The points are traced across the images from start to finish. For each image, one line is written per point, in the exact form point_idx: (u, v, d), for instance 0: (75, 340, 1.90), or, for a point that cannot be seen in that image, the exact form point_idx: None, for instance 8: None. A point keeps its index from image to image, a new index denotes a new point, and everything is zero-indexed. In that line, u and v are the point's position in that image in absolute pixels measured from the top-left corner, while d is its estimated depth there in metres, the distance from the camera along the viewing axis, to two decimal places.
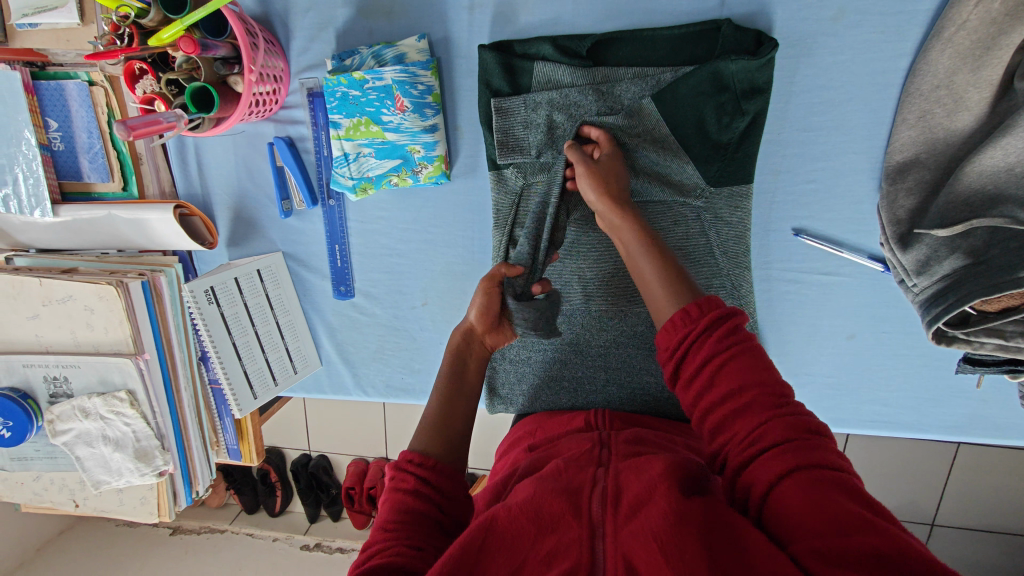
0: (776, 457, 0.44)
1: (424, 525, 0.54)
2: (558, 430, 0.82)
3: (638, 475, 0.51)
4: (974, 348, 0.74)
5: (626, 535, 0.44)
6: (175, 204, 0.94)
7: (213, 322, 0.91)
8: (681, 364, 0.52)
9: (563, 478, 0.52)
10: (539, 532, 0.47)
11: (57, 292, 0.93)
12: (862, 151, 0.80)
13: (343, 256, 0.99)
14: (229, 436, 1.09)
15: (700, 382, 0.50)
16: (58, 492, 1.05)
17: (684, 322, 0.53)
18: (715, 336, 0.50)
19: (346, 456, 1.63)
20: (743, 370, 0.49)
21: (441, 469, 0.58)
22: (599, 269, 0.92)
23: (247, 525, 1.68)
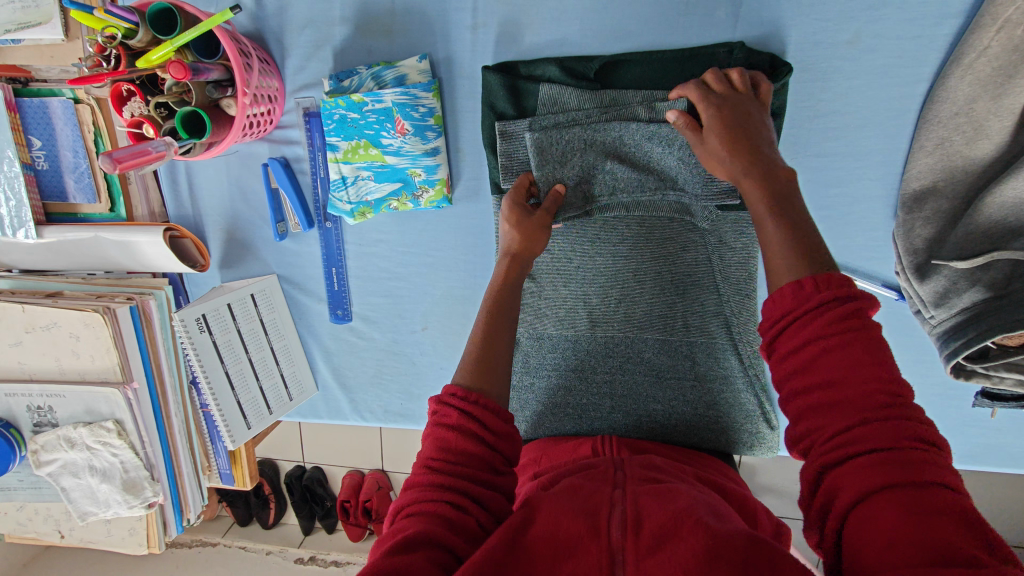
0: (879, 471, 0.37)
1: (471, 465, 0.52)
2: (565, 458, 0.79)
3: (661, 502, 0.47)
4: (993, 382, 0.72)
5: (652, 568, 0.42)
6: (165, 226, 0.90)
7: (205, 352, 0.87)
8: (778, 338, 0.44)
9: (580, 496, 0.49)
10: (556, 559, 0.44)
11: (42, 318, 0.89)
12: (878, 177, 0.78)
13: (341, 279, 0.96)
14: (222, 460, 1.05)
15: (795, 363, 0.43)
16: (43, 522, 1.01)
17: (801, 291, 0.44)
18: (831, 314, 0.42)
19: (341, 468, 1.60)
20: (854, 355, 0.41)
21: (485, 404, 0.54)
22: (606, 296, 0.90)
23: (240, 539, 1.64)
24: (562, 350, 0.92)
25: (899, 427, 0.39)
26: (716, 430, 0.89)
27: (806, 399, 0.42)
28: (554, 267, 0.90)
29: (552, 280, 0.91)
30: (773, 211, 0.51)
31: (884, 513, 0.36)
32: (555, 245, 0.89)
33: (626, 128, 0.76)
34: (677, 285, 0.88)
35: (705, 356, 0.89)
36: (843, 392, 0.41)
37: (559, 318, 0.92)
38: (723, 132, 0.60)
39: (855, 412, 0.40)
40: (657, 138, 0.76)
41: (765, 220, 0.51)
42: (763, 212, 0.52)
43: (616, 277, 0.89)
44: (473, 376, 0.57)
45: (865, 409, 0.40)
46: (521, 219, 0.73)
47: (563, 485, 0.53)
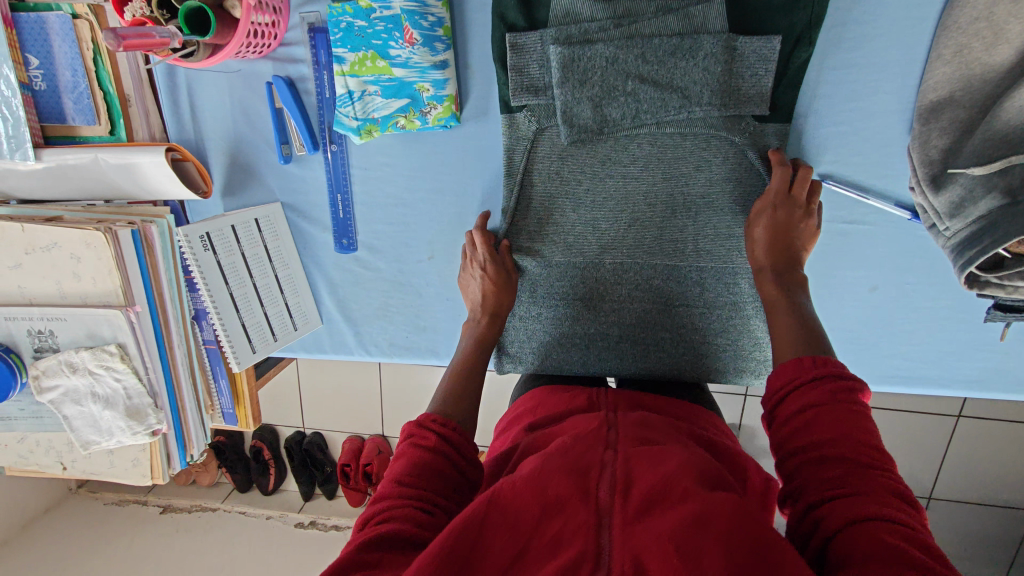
0: (856, 507, 0.45)
1: (435, 482, 0.58)
2: (560, 407, 0.77)
3: (652, 465, 0.49)
4: (1007, 292, 0.71)
5: (639, 529, 0.42)
6: (167, 146, 0.88)
7: (210, 269, 0.84)
8: (780, 403, 0.57)
9: (572, 454, 0.51)
10: (546, 512, 0.45)
11: (41, 238, 0.87)
12: (893, 91, 0.77)
13: (346, 205, 0.94)
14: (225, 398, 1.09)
15: (792, 426, 0.54)
16: (45, 454, 1.00)
17: (799, 364, 0.58)
18: (831, 385, 0.54)
19: (341, 432, 1.69)
20: (834, 422, 0.52)
21: (460, 431, 0.64)
22: (616, 221, 0.88)
23: (237, 503, 1.74)
24: (571, 278, 0.93)
25: (873, 479, 0.48)
26: (717, 359, 0.93)
27: (805, 454, 0.52)
28: (564, 190, 0.88)
29: (559, 204, 0.89)
30: (782, 304, 0.69)
31: (859, 536, 0.43)
32: (558, 164, 0.86)
33: (647, 43, 0.76)
34: (689, 211, 0.86)
35: (715, 282, 0.90)
36: (835, 449, 0.50)
37: (570, 246, 0.91)
38: (767, 232, 0.76)
39: (845, 460, 0.49)
40: (681, 51, 0.76)
41: (775, 310, 0.69)
42: (775, 304, 0.70)
43: (629, 200, 0.87)
44: (446, 410, 0.67)
45: (853, 460, 0.49)
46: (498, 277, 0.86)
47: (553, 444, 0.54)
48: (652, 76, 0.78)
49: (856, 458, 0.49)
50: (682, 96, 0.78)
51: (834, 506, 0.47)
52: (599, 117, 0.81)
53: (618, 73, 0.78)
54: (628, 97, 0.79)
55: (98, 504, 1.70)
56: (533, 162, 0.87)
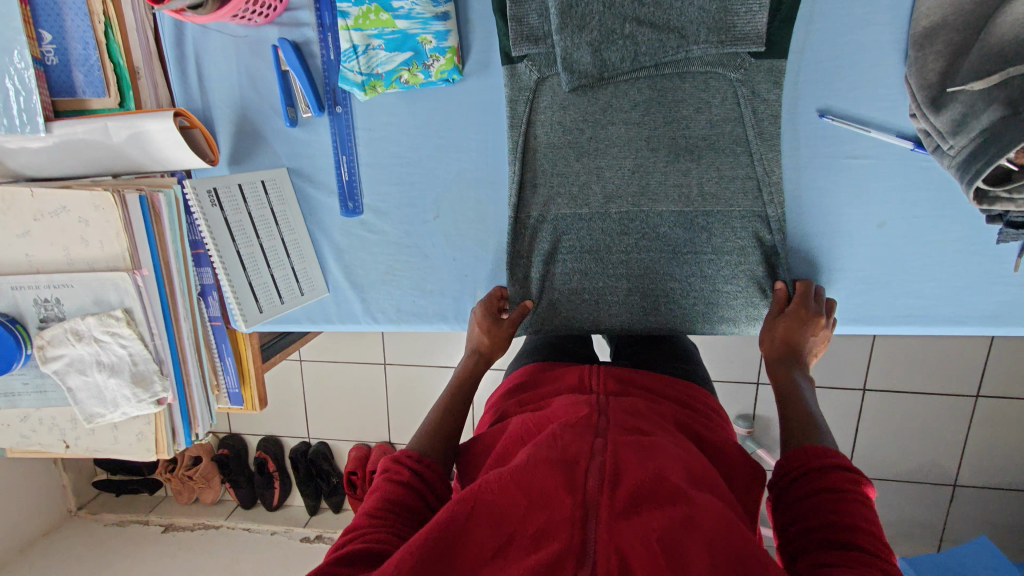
0: (843, 571, 0.50)
1: (404, 517, 0.60)
2: (551, 388, 0.77)
3: (639, 459, 0.55)
4: (1017, 206, 0.71)
5: (620, 528, 0.48)
6: (174, 111, 0.89)
7: (217, 226, 0.85)
8: (795, 478, 0.62)
9: (560, 445, 0.56)
10: (532, 506, 0.51)
11: (50, 203, 0.87)
12: (887, 21, 0.78)
13: (351, 168, 0.95)
14: (230, 378, 1.13)
15: (804, 500, 0.59)
16: (47, 433, 0.98)
17: (814, 452, 0.62)
18: (838, 469, 0.59)
19: (346, 442, 1.98)
20: (836, 503, 0.57)
21: (435, 469, 0.67)
22: (620, 168, 0.89)
23: (241, 520, 2.03)
24: (577, 232, 0.93)
25: (872, 558, 0.51)
26: (726, 307, 0.92)
27: (811, 527, 0.56)
28: (569, 141, 0.89)
29: (563, 155, 0.90)
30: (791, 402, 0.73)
31: None
32: (561, 115, 0.88)
33: None
34: (693, 155, 0.87)
35: (722, 227, 0.89)
36: (834, 521, 0.55)
37: (573, 196, 0.91)
38: (784, 332, 0.82)
39: (842, 532, 0.54)
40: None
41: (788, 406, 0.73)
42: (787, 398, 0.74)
43: (630, 147, 0.88)
44: (424, 447, 0.69)
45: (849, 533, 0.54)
46: (491, 325, 0.88)
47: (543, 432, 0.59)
48: (649, 18, 0.79)
49: (853, 539, 0.53)
50: (678, 36, 0.80)
51: (824, 569, 0.51)
52: (598, 64, 0.82)
53: (614, 20, 0.80)
54: (626, 40, 0.81)
55: (97, 525, 2.01)
56: (535, 114, 0.88)
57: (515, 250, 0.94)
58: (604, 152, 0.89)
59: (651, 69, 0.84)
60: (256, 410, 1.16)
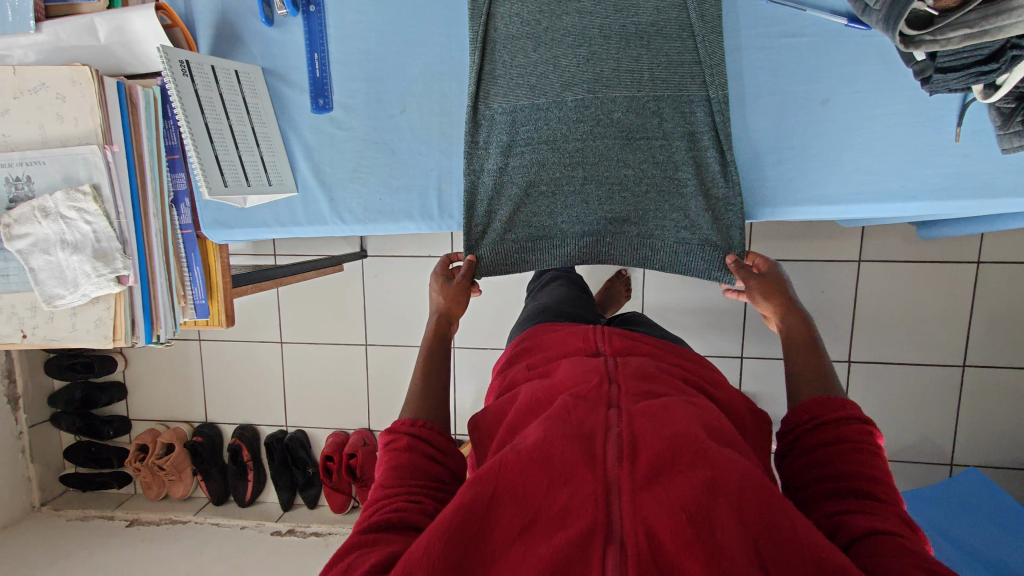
0: (866, 524, 0.56)
1: (417, 477, 0.66)
2: (557, 349, 0.85)
3: (656, 429, 0.57)
4: (941, 47, 0.75)
5: (645, 497, 0.50)
6: (155, 5, 0.95)
7: (187, 94, 0.90)
8: (809, 433, 0.69)
9: (574, 420, 0.59)
10: (554, 484, 0.53)
11: (31, 81, 0.92)
12: None
13: (322, 64, 1.00)
14: (197, 289, 1.09)
15: (816, 457, 0.66)
16: (5, 322, 0.98)
17: (827, 403, 0.70)
18: (852, 426, 0.66)
19: (324, 430, 1.94)
20: (851, 456, 0.64)
21: (433, 429, 0.71)
22: (575, 57, 0.93)
23: (211, 516, 1.91)
24: (534, 121, 0.95)
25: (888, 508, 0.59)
26: (678, 194, 0.95)
27: (828, 483, 0.64)
28: (526, 32, 0.94)
29: (522, 46, 0.94)
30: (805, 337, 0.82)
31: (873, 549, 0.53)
32: (520, 7, 0.94)
33: None
34: (645, 41, 0.92)
35: (673, 112, 0.93)
36: (852, 481, 0.62)
37: (532, 87, 0.95)
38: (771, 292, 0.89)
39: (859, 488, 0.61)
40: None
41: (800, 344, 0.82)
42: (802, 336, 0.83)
43: (584, 35, 0.93)
44: (415, 411, 0.74)
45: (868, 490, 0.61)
46: (444, 285, 0.97)
47: (556, 404, 0.62)
48: None
49: (867, 489, 0.61)
50: None
51: (848, 524, 0.58)
52: None
53: None
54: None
55: (59, 520, 1.88)
56: (495, 6, 0.94)
57: (474, 131, 0.97)
58: (558, 47, 0.93)
59: None
60: (223, 327, 1.16)
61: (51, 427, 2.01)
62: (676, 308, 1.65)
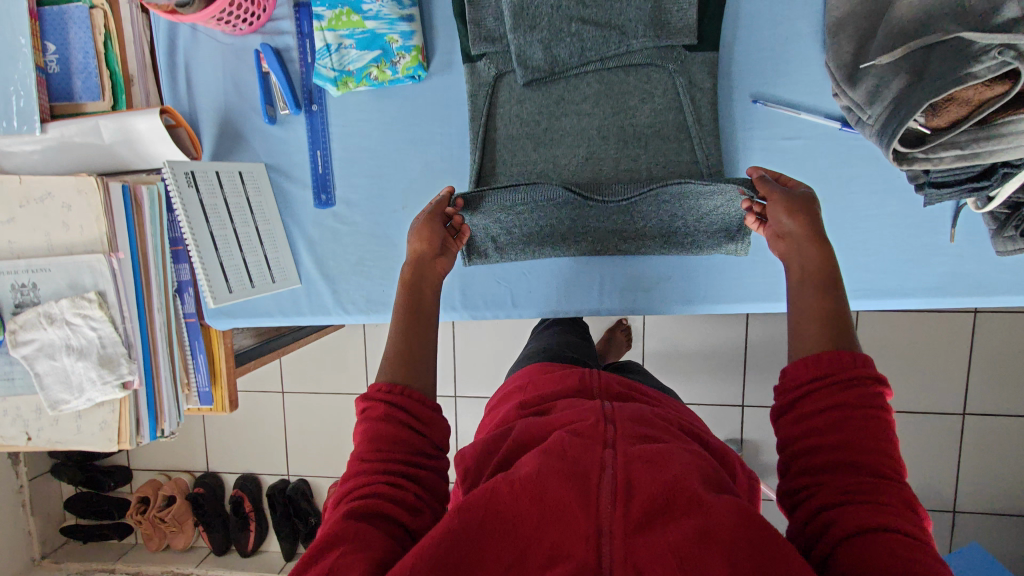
0: (863, 517, 0.48)
1: (395, 449, 0.60)
2: (551, 389, 0.76)
3: (654, 472, 0.49)
4: (934, 165, 0.77)
5: (639, 544, 0.44)
6: (161, 109, 0.96)
7: (192, 205, 0.89)
8: (810, 392, 0.57)
9: (570, 458, 0.51)
10: (542, 520, 0.47)
11: (37, 190, 0.93)
12: (804, 17, 0.88)
13: (325, 161, 1.02)
14: (201, 377, 1.07)
15: (817, 420, 0.55)
16: (10, 424, 0.98)
17: (836, 359, 0.58)
18: (862, 386, 0.56)
19: (328, 478, 1.91)
20: (861, 430, 0.53)
21: (413, 396, 0.64)
22: (575, 156, 0.95)
23: (213, 568, 1.91)
24: (535, 219, 0.97)
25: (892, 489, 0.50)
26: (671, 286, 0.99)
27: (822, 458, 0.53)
28: (526, 130, 0.95)
29: (522, 145, 0.95)
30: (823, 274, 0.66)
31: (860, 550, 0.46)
32: (519, 107, 0.95)
33: None
34: (642, 143, 0.93)
35: None
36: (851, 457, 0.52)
37: (529, 183, 0.95)
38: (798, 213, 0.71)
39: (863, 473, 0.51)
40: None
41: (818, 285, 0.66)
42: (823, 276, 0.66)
43: (583, 138, 0.94)
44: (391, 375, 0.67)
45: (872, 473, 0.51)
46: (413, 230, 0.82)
47: (550, 439, 0.53)
48: (592, 17, 0.88)
49: (867, 466, 0.52)
50: (620, 32, 0.88)
51: (844, 516, 0.49)
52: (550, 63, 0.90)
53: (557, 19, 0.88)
54: (573, 39, 0.89)
55: None
56: (495, 107, 0.95)
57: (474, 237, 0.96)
58: (558, 147, 0.95)
59: (598, 64, 0.91)
60: (226, 412, 1.09)
61: (49, 479, 1.97)
62: (676, 354, 1.60)
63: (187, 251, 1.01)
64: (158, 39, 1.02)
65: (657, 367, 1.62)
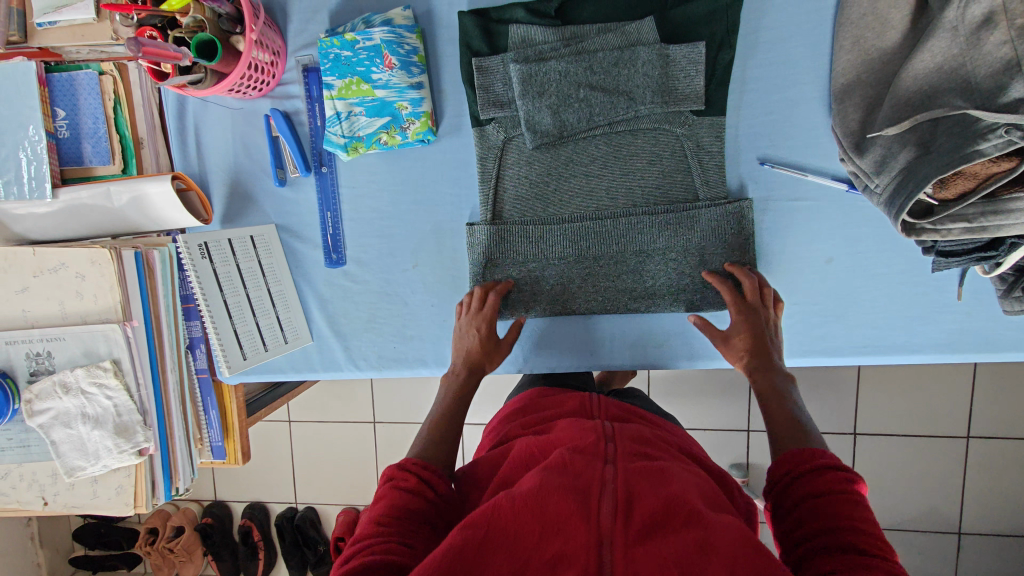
0: None
1: (408, 518, 0.64)
2: (551, 409, 0.82)
3: (651, 488, 0.54)
4: (942, 236, 0.78)
5: (639, 552, 0.47)
6: (172, 175, 0.97)
7: (206, 277, 0.90)
8: (794, 484, 0.66)
9: (572, 473, 0.55)
10: (545, 533, 0.50)
11: (51, 260, 0.94)
12: (810, 81, 0.90)
13: (335, 222, 1.03)
14: (213, 431, 1.08)
15: (804, 511, 0.62)
16: (27, 489, 0.99)
17: (802, 455, 0.68)
18: (832, 473, 0.64)
19: (336, 506, 1.90)
20: (840, 508, 0.60)
21: (438, 472, 0.70)
22: (581, 207, 0.96)
23: None
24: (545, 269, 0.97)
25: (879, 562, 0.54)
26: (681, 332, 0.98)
27: (818, 542, 0.59)
28: (533, 182, 0.96)
29: (529, 203, 0.96)
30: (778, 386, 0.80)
31: None
32: (527, 167, 0.96)
33: (593, 57, 0.89)
34: (649, 202, 0.94)
35: (676, 260, 0.94)
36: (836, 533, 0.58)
37: (535, 242, 0.95)
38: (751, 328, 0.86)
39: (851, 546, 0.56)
40: (623, 61, 0.89)
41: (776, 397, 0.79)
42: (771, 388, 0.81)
43: (591, 194, 0.95)
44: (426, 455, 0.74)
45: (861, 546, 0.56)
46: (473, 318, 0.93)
47: (552, 458, 0.58)
48: (599, 82, 0.90)
49: (853, 539, 0.57)
50: (627, 98, 0.89)
51: None
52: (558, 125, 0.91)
53: (563, 82, 0.89)
54: (581, 103, 0.90)
55: None
56: (504, 168, 0.96)
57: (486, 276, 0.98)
58: (567, 198, 0.96)
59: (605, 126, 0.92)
60: (239, 465, 1.10)
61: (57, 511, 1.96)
62: (681, 379, 1.60)
63: (198, 309, 1.00)
64: (168, 103, 1.03)
65: (662, 394, 1.62)
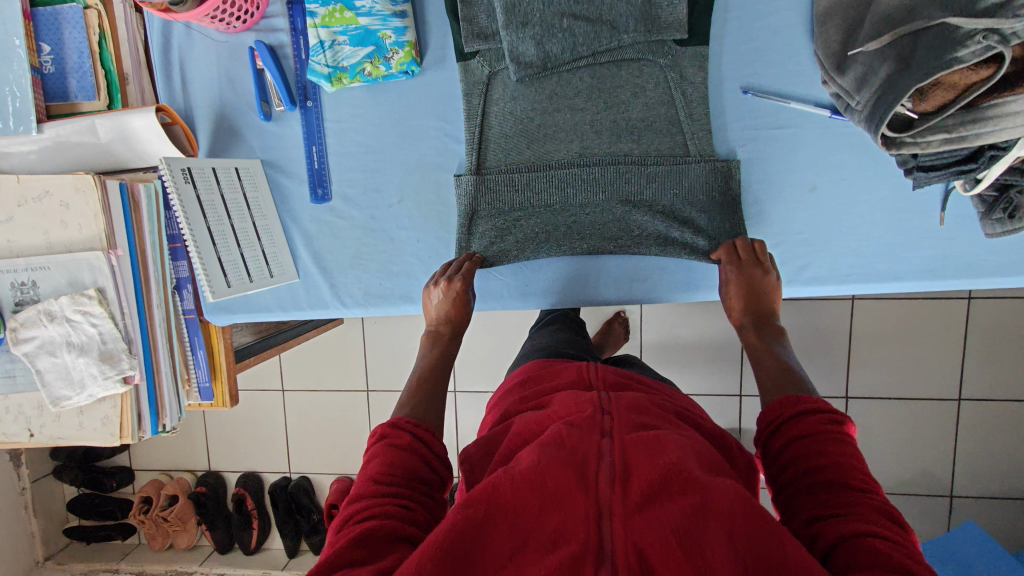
0: (846, 526, 0.50)
1: (406, 475, 0.62)
2: (550, 381, 0.79)
3: (650, 455, 0.50)
4: (923, 148, 0.78)
5: (639, 522, 0.44)
6: (156, 107, 0.97)
7: (189, 202, 0.90)
8: (784, 428, 0.63)
9: (568, 446, 0.51)
10: (543, 509, 0.47)
11: (35, 189, 0.94)
12: (791, 8, 0.90)
13: (321, 157, 1.03)
14: (201, 372, 1.08)
15: (793, 457, 0.60)
16: (12, 421, 0.99)
17: (790, 402, 0.65)
18: (825, 418, 0.61)
19: (328, 474, 1.90)
20: (833, 453, 0.57)
21: (432, 431, 0.68)
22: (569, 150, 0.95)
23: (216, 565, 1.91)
24: (535, 214, 0.97)
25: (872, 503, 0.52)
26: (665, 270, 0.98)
27: (808, 485, 0.57)
28: (519, 121, 0.96)
29: (514, 142, 0.96)
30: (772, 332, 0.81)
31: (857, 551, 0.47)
32: (512, 104, 0.95)
33: None
34: (634, 135, 0.94)
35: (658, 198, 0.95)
36: (826, 476, 0.56)
37: (521, 184, 0.95)
38: (744, 292, 0.86)
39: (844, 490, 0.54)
40: None
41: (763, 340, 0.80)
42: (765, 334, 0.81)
43: (575, 130, 0.95)
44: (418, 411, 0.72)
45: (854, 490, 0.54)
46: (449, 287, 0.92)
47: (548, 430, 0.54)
48: (584, 12, 0.89)
49: (844, 480, 0.55)
50: (610, 28, 0.90)
51: (830, 525, 0.51)
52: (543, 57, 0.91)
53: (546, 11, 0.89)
54: (564, 33, 0.90)
55: None
56: (489, 103, 0.96)
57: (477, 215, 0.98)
58: (554, 137, 0.95)
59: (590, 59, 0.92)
60: (227, 407, 1.10)
61: (52, 480, 1.96)
62: (677, 344, 1.60)
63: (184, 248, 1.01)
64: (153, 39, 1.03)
65: (653, 353, 1.62)
